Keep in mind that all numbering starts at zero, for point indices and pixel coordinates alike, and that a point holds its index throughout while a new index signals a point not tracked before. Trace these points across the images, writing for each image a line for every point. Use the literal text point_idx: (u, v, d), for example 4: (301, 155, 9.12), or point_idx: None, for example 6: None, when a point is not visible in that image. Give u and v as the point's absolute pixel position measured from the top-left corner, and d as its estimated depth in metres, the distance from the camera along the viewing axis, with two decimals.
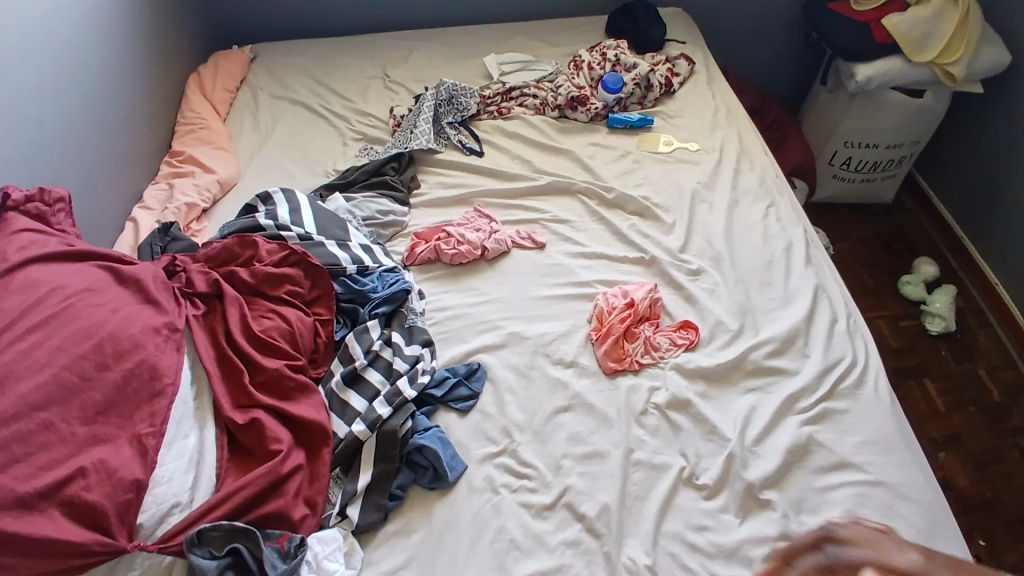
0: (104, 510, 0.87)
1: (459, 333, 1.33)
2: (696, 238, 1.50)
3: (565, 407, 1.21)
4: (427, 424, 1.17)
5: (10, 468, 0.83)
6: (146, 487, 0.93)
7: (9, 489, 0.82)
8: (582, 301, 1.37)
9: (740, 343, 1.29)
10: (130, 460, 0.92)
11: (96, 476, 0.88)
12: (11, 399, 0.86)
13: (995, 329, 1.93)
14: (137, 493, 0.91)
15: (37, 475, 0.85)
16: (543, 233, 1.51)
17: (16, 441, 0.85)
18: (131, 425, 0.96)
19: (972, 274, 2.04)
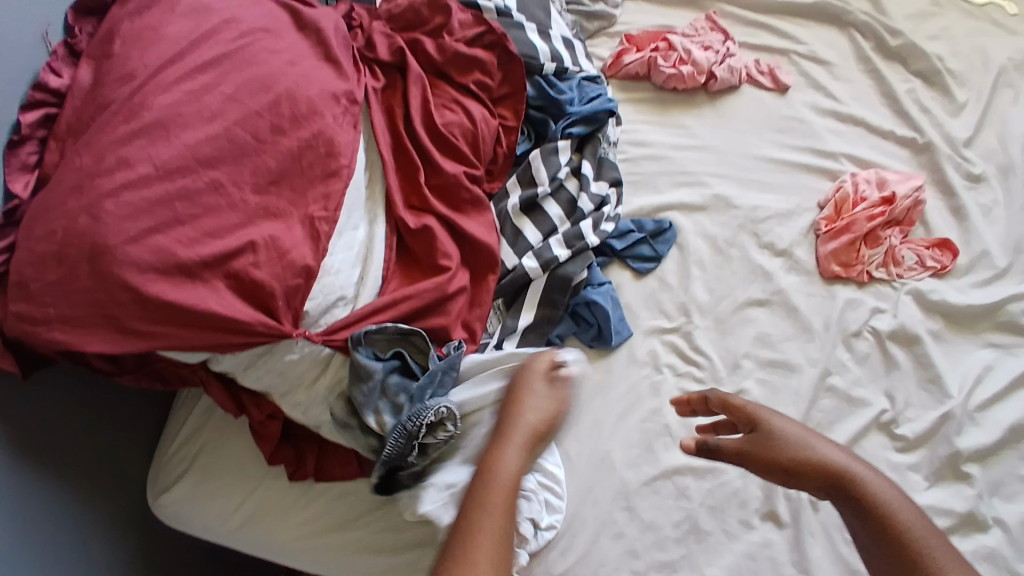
0: (272, 291, 0.81)
1: (652, 181, 1.11)
2: (987, 133, 1.14)
3: (759, 301, 1.03)
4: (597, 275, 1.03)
5: (171, 228, 0.76)
6: (316, 275, 0.85)
7: (171, 254, 0.75)
8: (818, 177, 1.09)
9: (1004, 287, 1.03)
10: (301, 243, 0.84)
11: (266, 254, 0.81)
12: (178, 147, 0.78)
13: None
14: (307, 280, 0.84)
15: (200, 243, 0.77)
16: (788, 71, 1.16)
17: (181, 200, 0.77)
18: (303, 203, 0.86)
19: None
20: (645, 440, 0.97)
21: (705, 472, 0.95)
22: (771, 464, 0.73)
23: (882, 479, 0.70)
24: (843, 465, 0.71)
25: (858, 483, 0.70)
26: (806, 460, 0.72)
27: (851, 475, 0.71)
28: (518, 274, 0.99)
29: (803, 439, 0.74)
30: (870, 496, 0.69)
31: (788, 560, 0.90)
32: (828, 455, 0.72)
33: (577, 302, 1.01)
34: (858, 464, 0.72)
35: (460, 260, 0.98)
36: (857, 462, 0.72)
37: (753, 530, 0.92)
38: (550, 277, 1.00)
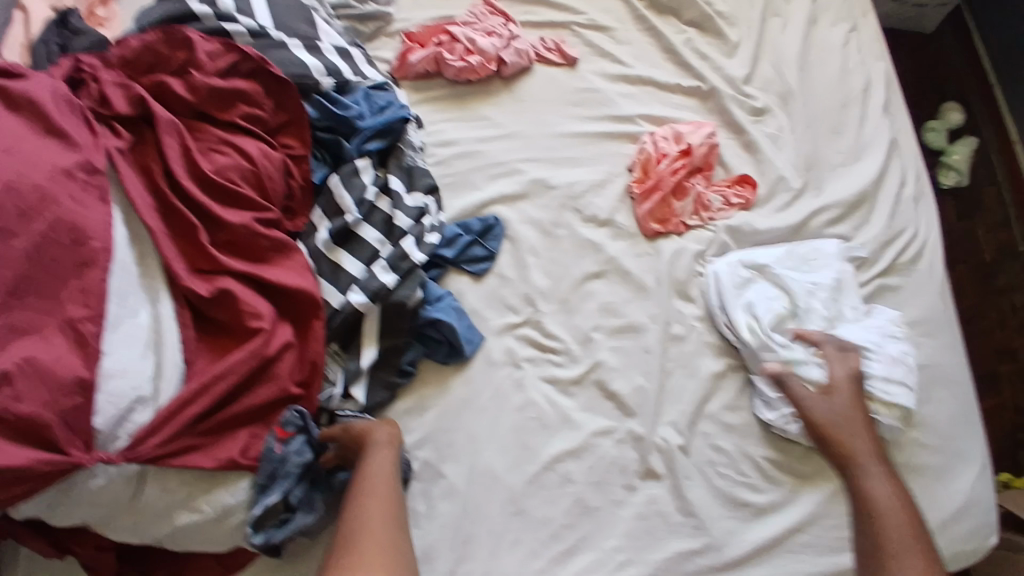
0: (42, 421, 0.71)
1: (469, 178, 1.09)
2: (764, 65, 1.19)
3: (596, 274, 1.06)
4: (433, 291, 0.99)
5: None
6: (96, 384, 0.76)
7: None
8: (621, 142, 1.13)
9: (802, 207, 1.10)
10: (65, 354, 0.75)
11: (25, 381, 0.72)
12: None
13: (1001, 191, 1.95)
14: (86, 395, 0.75)
15: None
16: (572, 43, 1.18)
17: None
18: (60, 308, 0.77)
19: (995, 132, 1.99)
20: (521, 439, 0.96)
21: (582, 451, 0.96)
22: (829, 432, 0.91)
23: (890, 485, 0.86)
24: (860, 458, 0.89)
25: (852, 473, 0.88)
26: (841, 441, 0.90)
27: (863, 471, 0.88)
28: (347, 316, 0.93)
29: (852, 449, 0.89)
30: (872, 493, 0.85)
31: (674, 508, 0.95)
32: (859, 447, 0.89)
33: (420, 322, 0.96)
34: (869, 464, 0.88)
35: (278, 313, 0.90)
36: (873, 468, 0.88)
37: (637, 491, 0.96)
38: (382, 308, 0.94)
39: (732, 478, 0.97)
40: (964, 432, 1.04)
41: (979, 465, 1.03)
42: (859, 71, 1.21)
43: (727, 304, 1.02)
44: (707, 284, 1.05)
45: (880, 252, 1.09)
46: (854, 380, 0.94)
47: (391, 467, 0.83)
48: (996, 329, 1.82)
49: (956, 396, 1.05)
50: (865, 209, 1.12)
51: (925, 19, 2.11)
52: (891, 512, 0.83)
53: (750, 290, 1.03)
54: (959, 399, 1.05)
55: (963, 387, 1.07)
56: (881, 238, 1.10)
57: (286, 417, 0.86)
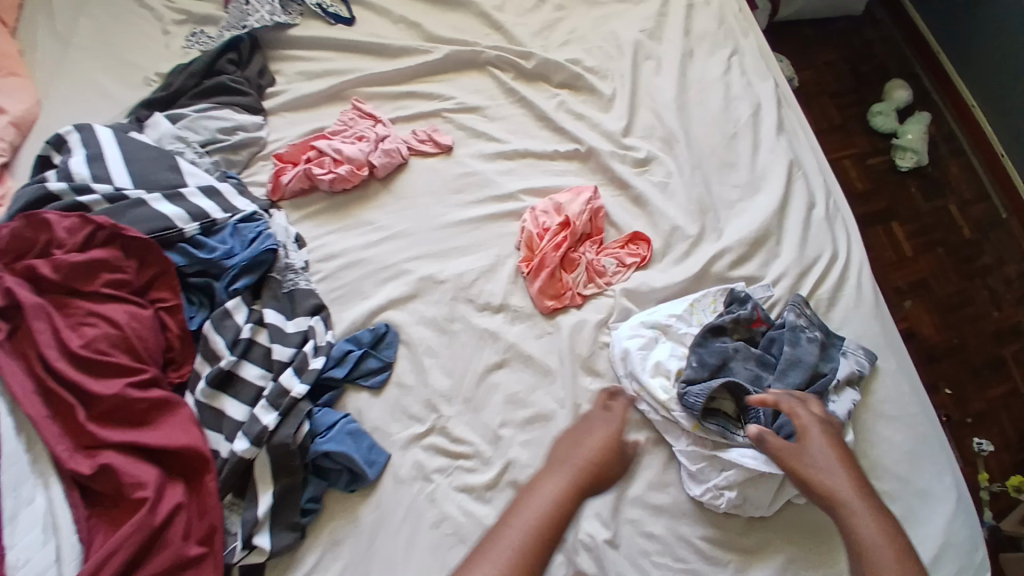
0: None
1: (356, 288, 1.07)
2: (643, 112, 1.17)
3: (498, 363, 1.02)
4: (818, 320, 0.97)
5: None
6: None
7: None
8: (507, 221, 1.11)
9: (701, 253, 1.05)
10: None
11: None
12: None
13: (968, 158, 1.74)
14: None
15: None
16: (445, 129, 1.19)
17: None
18: None
19: (947, 96, 1.80)
20: (439, 558, 0.90)
21: None
22: (800, 475, 0.80)
23: (873, 526, 0.74)
24: (847, 499, 0.77)
25: (839, 507, 0.77)
26: (812, 481, 0.79)
27: (841, 508, 0.77)
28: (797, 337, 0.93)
29: (832, 490, 0.78)
30: (860, 542, 0.74)
31: None
32: (835, 485, 0.78)
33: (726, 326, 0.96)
34: (857, 513, 0.75)
35: (166, 475, 0.88)
36: (853, 502, 0.76)
37: None
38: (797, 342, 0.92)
39: (670, 567, 0.89)
40: (930, 469, 0.93)
41: (955, 502, 0.91)
42: (743, 98, 1.18)
43: (634, 372, 0.96)
44: (613, 353, 1.00)
45: (800, 282, 1.02)
46: (833, 434, 0.83)
47: (570, 502, 0.81)
48: (989, 309, 1.56)
49: (912, 428, 0.95)
50: (772, 242, 1.06)
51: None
52: (879, 550, 0.72)
53: (656, 352, 0.97)
54: (915, 432, 0.94)
55: (920, 417, 0.96)
56: (794, 269, 1.03)
57: (245, 517, 0.89)
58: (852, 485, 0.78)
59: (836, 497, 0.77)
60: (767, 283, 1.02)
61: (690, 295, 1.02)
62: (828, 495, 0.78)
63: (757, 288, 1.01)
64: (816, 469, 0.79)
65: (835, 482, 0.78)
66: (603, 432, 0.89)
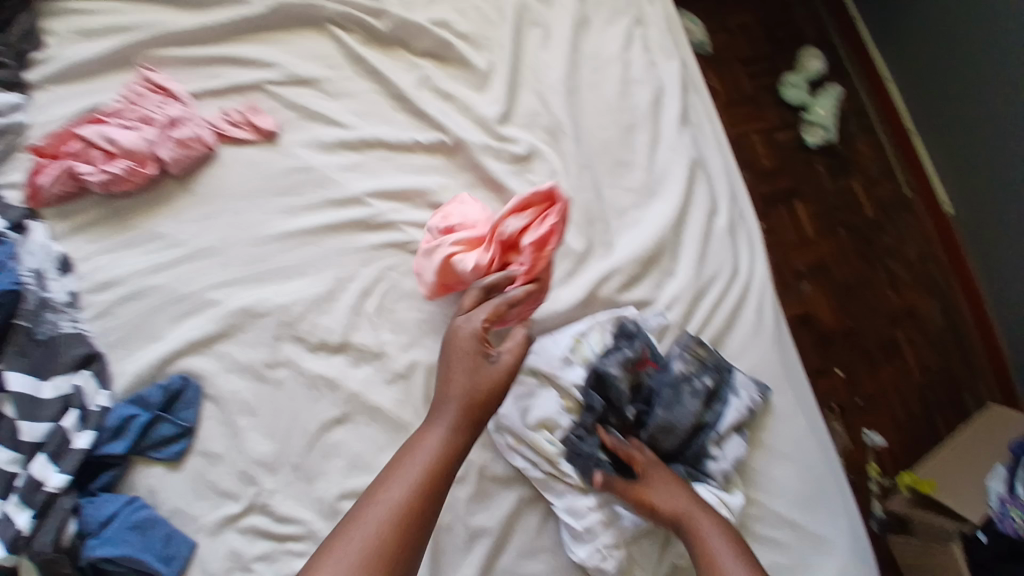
0: None
1: (149, 326, 0.82)
2: (526, 93, 0.97)
3: (337, 419, 0.81)
4: (713, 357, 0.83)
5: None
6: None
7: None
8: (351, 231, 0.88)
9: (586, 273, 0.88)
10: None
11: None
12: None
13: (878, 134, 1.65)
14: None
15: None
16: (269, 108, 0.92)
17: None
18: None
19: (861, 66, 1.69)
20: None
21: None
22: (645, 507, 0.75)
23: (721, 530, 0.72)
24: (688, 512, 0.73)
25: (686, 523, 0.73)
26: (653, 507, 0.74)
27: (689, 522, 0.73)
28: (681, 382, 0.80)
29: (680, 510, 0.73)
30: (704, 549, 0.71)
31: None
32: (677, 503, 0.74)
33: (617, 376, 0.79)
34: (709, 530, 0.72)
35: None
36: (709, 514, 0.73)
37: None
38: (683, 389, 0.80)
39: None
40: (825, 518, 0.84)
41: (851, 557, 0.83)
42: (643, 80, 1.00)
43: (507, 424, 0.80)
44: None
45: (689, 312, 0.88)
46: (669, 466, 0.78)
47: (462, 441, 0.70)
48: (887, 293, 1.51)
49: (809, 473, 0.85)
50: (669, 257, 0.91)
51: None
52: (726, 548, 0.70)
53: (532, 399, 0.80)
54: (811, 478, 0.84)
55: (818, 461, 0.85)
56: (688, 291, 0.89)
57: None
58: (693, 495, 0.75)
59: (686, 514, 0.73)
60: (659, 308, 0.88)
61: (572, 327, 0.84)
62: (674, 515, 0.73)
63: (648, 316, 0.87)
64: (658, 494, 0.74)
65: (683, 498, 0.74)
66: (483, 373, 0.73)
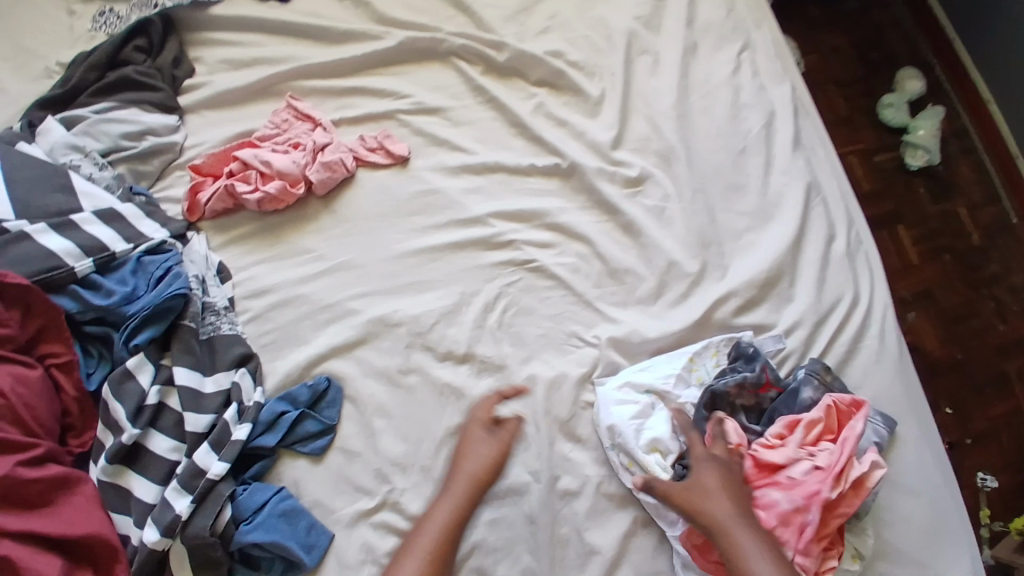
0: None
1: (291, 333, 0.90)
2: (636, 120, 1.00)
3: (463, 426, 0.86)
4: (840, 385, 0.83)
5: None
6: None
7: None
8: (474, 250, 0.94)
9: (702, 295, 0.90)
10: None
11: None
12: None
13: (979, 156, 1.59)
14: None
15: None
16: (400, 135, 1.00)
17: None
18: None
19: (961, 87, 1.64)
20: None
21: None
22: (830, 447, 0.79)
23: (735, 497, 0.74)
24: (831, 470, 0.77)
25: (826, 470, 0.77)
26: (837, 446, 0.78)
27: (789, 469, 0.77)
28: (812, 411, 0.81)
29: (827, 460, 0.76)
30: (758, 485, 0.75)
31: None
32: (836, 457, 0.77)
33: (729, 393, 0.81)
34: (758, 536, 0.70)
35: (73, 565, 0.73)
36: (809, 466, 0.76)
37: None
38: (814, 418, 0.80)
39: None
40: (954, 552, 0.82)
41: None
42: (754, 106, 1.02)
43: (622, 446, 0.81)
44: (597, 416, 0.84)
45: (808, 338, 0.89)
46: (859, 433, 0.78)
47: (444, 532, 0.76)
48: (995, 322, 1.44)
49: (933, 504, 0.83)
50: (784, 286, 0.92)
51: None
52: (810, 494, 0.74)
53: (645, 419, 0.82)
54: (935, 510, 0.83)
55: (943, 491, 0.84)
56: (809, 316, 0.89)
57: None
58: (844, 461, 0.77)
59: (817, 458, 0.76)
60: (778, 333, 0.88)
61: (687, 348, 0.86)
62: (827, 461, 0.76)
63: (767, 339, 0.87)
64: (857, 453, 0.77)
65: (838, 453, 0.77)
66: (493, 435, 0.82)
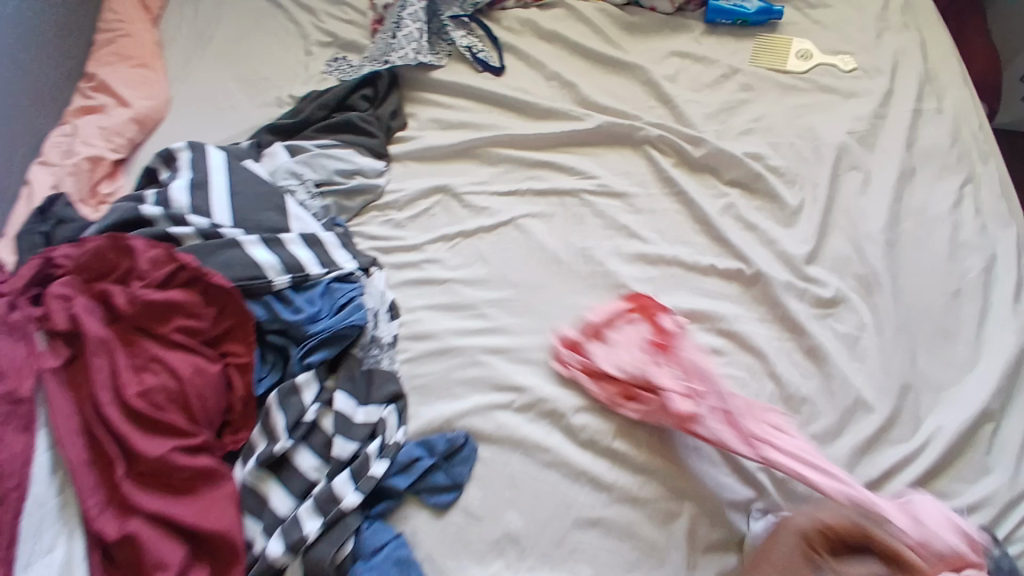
0: None
1: (440, 384, 0.91)
2: (836, 235, 0.93)
3: (595, 520, 0.80)
4: (1009, 559, 0.70)
5: None
6: None
7: None
8: (638, 338, 0.90)
9: (889, 442, 0.79)
10: None
11: None
12: None
13: None
14: None
15: None
16: (580, 211, 1.01)
17: None
18: None
19: None
20: None
21: None
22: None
23: None
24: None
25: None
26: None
27: None
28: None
29: None
30: None
31: None
32: None
33: None
34: None
35: (192, 557, 0.76)
36: None
37: None
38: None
39: None
40: None
41: None
42: (974, 247, 0.91)
43: None
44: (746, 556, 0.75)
45: (997, 517, 0.74)
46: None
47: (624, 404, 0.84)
48: None
49: None
50: (991, 428, 0.80)
51: None
52: None
53: None
54: None
55: None
56: (1005, 494, 0.76)
57: None
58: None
59: None
60: (962, 507, 0.75)
61: None
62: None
63: (947, 510, 0.75)
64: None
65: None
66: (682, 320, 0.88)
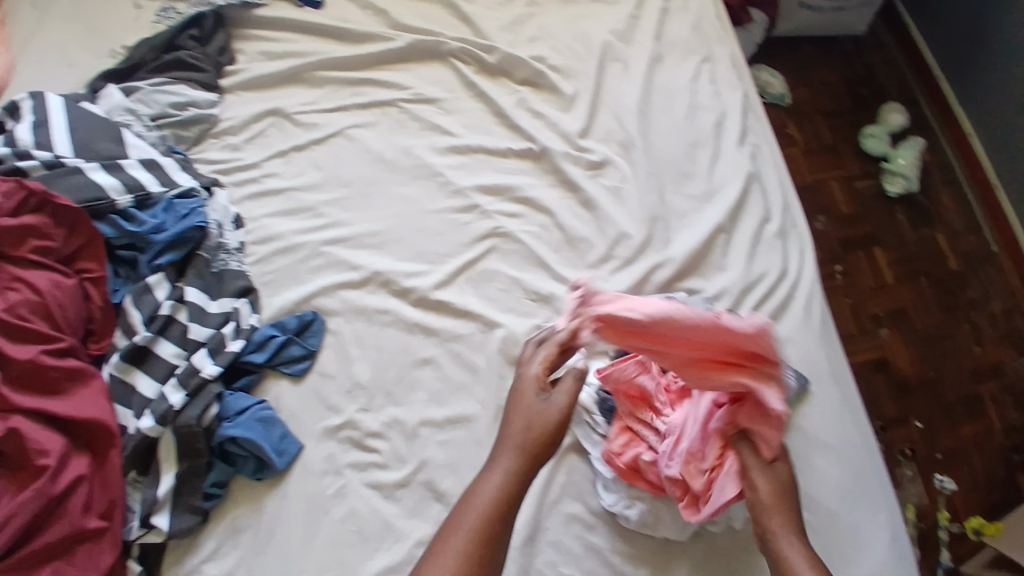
0: None
1: (289, 274, 1.05)
2: (604, 115, 1.15)
3: (426, 359, 0.98)
4: None
5: None
6: None
7: None
8: (452, 213, 1.08)
9: (646, 259, 1.02)
10: None
11: None
12: None
13: (962, 187, 1.68)
14: None
15: None
16: (398, 118, 1.17)
17: None
18: None
19: (944, 121, 1.74)
20: (338, 555, 0.86)
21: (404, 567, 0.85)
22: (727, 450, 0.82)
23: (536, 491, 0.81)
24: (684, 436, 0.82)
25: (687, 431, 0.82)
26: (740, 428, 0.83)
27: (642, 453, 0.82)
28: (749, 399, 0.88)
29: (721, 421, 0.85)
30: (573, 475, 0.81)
31: None
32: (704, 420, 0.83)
33: None
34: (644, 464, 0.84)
35: (74, 445, 0.85)
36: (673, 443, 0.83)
37: None
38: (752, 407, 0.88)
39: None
40: (862, 509, 0.88)
41: (886, 544, 0.86)
42: (708, 107, 1.15)
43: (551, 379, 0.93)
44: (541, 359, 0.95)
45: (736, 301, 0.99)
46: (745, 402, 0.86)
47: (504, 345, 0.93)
48: (970, 344, 1.49)
49: (845, 460, 0.90)
50: (723, 239, 1.04)
51: (857, 18, 1.82)
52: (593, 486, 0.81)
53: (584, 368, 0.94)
54: (847, 464, 0.90)
55: (858, 452, 0.91)
56: (737, 285, 1.00)
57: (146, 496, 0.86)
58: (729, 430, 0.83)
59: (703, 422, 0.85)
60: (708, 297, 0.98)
61: None
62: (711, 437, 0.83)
63: (698, 301, 0.98)
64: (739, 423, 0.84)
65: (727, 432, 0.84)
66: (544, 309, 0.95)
